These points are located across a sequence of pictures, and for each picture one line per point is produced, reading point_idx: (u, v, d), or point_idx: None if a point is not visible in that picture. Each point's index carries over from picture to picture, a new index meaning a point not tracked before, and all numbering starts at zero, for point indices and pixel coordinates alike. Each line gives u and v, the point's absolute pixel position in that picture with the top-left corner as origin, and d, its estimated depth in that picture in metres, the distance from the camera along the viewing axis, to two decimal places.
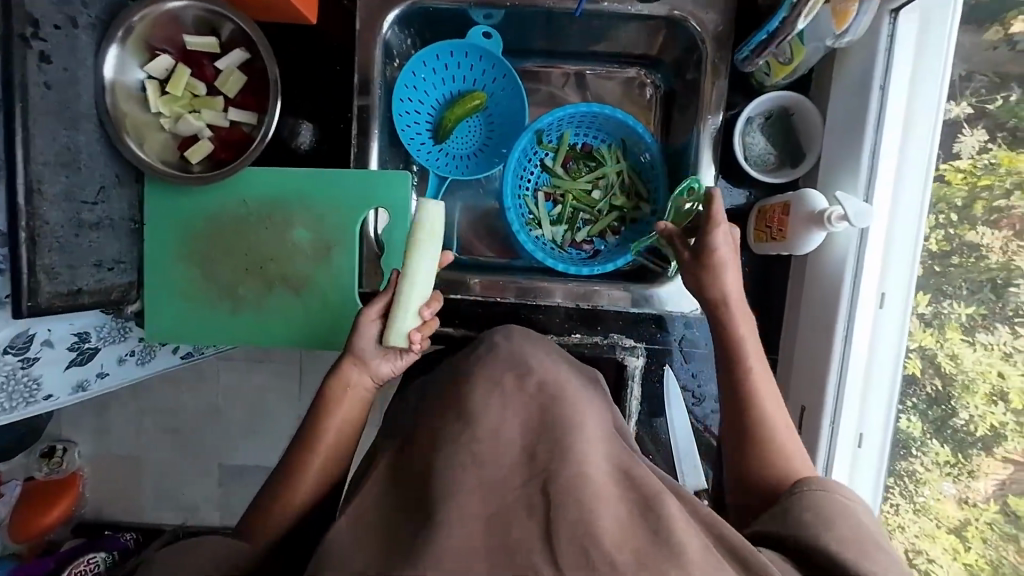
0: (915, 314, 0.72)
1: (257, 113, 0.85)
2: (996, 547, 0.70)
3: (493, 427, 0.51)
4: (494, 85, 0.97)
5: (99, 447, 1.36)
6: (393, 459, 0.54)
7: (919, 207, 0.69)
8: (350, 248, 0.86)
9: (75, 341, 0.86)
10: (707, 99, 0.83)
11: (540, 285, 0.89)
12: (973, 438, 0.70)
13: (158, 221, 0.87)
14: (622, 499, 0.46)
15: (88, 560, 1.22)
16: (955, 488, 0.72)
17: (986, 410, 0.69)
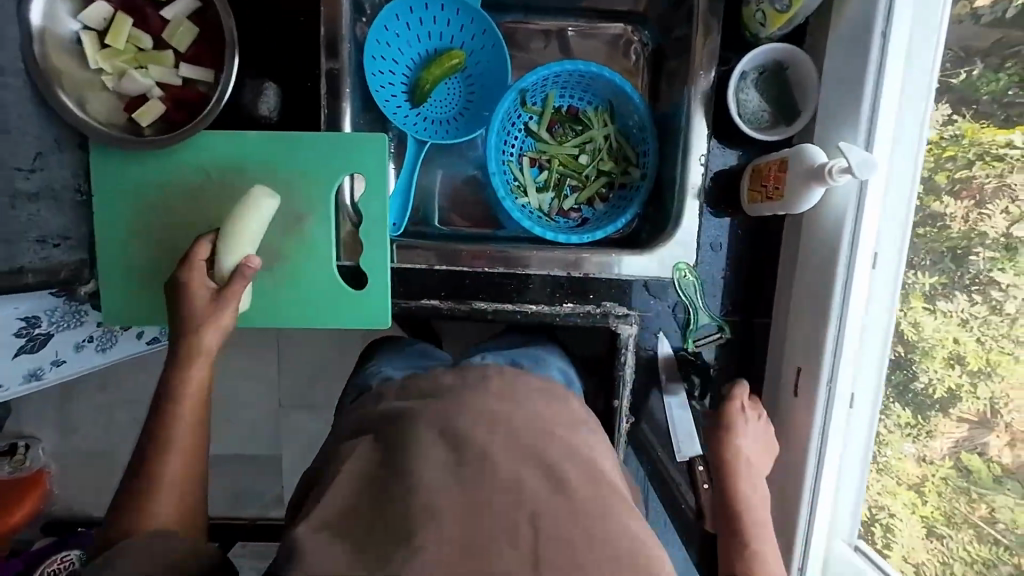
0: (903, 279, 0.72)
1: (212, 69, 0.77)
2: (951, 500, 0.71)
3: (481, 447, 0.54)
4: (472, 41, 0.91)
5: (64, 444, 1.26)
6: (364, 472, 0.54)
7: (914, 162, 0.69)
8: (323, 218, 0.79)
9: (21, 326, 0.79)
10: (699, 54, 0.79)
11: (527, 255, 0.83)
12: (932, 400, 0.71)
13: (106, 191, 0.79)
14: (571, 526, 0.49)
15: (63, 558, 1.15)
16: (915, 447, 0.73)
17: (944, 373, 0.70)
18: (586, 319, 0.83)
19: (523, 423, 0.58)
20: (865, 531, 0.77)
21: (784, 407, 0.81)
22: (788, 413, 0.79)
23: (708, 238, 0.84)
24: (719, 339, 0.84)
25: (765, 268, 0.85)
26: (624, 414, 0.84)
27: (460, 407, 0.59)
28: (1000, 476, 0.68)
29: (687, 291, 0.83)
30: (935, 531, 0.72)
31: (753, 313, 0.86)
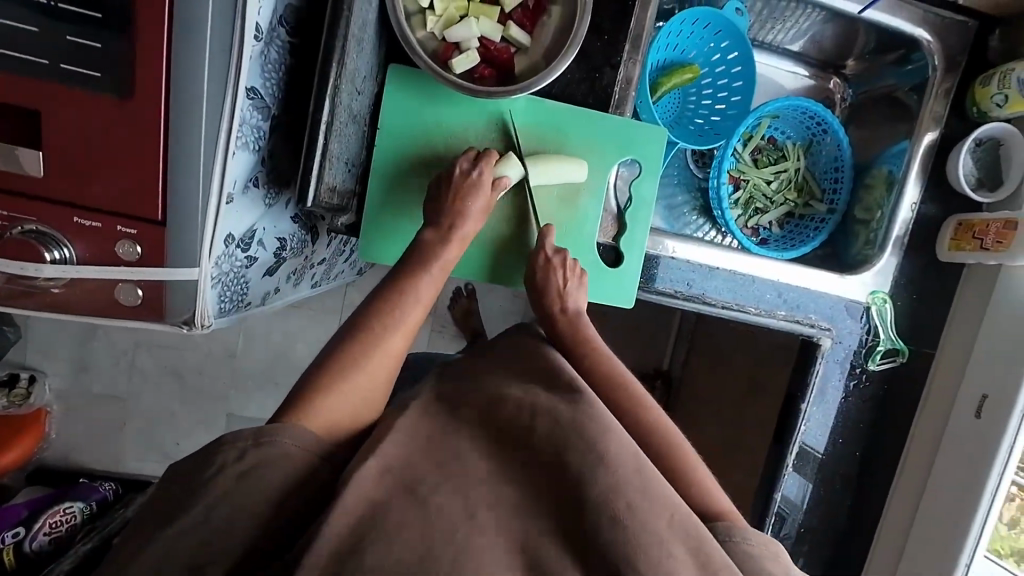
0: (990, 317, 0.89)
1: (530, 34, 0.78)
2: None
3: (522, 432, 0.61)
4: (709, 59, 1.01)
5: (69, 383, 1.46)
6: (492, 435, 0.62)
7: (979, 255, 0.88)
8: (597, 194, 0.86)
9: (278, 247, 0.77)
10: (926, 116, 0.94)
11: (750, 262, 0.94)
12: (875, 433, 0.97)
13: (393, 129, 0.81)
14: (566, 484, 0.56)
15: (65, 511, 1.30)
16: (997, 481, 0.83)
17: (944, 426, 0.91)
18: (798, 326, 0.94)
19: (533, 399, 0.65)
20: (997, 552, 0.85)
21: (948, 436, 0.91)
22: (960, 437, 0.89)
23: (900, 274, 0.96)
24: (895, 362, 0.97)
25: (934, 311, 0.97)
26: (806, 417, 0.97)
27: (500, 394, 0.67)
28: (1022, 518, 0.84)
29: (879, 316, 0.95)
30: (1009, 562, 0.84)
31: (920, 343, 0.98)
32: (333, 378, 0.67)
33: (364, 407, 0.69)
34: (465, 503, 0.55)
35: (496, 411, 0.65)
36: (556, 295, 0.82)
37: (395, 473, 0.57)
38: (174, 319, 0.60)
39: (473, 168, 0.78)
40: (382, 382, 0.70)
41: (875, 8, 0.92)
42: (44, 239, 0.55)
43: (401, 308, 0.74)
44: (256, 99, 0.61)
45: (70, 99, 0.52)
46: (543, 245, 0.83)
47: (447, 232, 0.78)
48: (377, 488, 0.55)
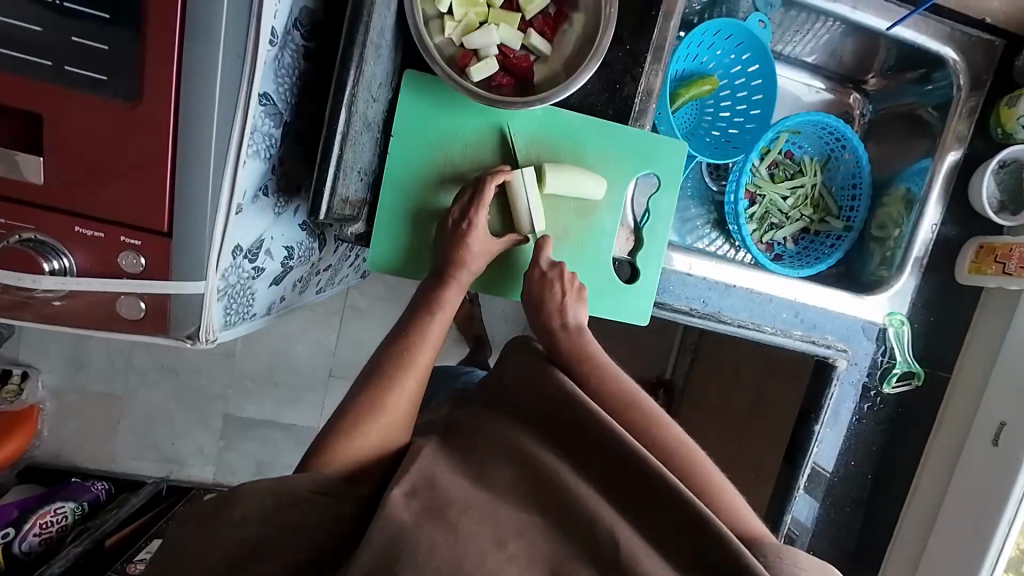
0: (1010, 344, 0.88)
1: (551, 43, 0.76)
2: None
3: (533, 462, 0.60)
4: (729, 71, 0.99)
5: (62, 381, 1.43)
6: (505, 460, 0.62)
7: (1002, 280, 0.87)
8: (614, 208, 0.84)
9: (286, 255, 0.75)
10: (950, 136, 0.92)
11: (764, 290, 0.92)
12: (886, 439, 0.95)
13: (406, 137, 0.78)
14: (580, 527, 0.56)
15: (57, 511, 1.29)
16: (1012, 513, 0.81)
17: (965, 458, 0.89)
18: (815, 347, 0.92)
19: (556, 454, 0.61)
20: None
21: (962, 462, 0.90)
22: (975, 464, 0.88)
23: (917, 296, 0.95)
24: (910, 385, 0.96)
25: (950, 334, 0.96)
26: (818, 439, 0.95)
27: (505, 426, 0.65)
28: None
29: (896, 338, 0.94)
30: None
31: (935, 366, 0.96)
32: (354, 417, 0.67)
33: (393, 437, 0.68)
34: (493, 533, 0.54)
35: (520, 459, 0.61)
36: (584, 350, 0.75)
37: (420, 497, 0.56)
38: (178, 333, 0.57)
39: (465, 219, 0.76)
40: (399, 417, 0.69)
41: (903, 25, 0.90)
42: (43, 248, 0.52)
43: (410, 349, 0.72)
44: (269, 106, 0.58)
45: (74, 103, 0.49)
46: (554, 293, 0.78)
47: (445, 279, 0.76)
48: (407, 512, 0.54)
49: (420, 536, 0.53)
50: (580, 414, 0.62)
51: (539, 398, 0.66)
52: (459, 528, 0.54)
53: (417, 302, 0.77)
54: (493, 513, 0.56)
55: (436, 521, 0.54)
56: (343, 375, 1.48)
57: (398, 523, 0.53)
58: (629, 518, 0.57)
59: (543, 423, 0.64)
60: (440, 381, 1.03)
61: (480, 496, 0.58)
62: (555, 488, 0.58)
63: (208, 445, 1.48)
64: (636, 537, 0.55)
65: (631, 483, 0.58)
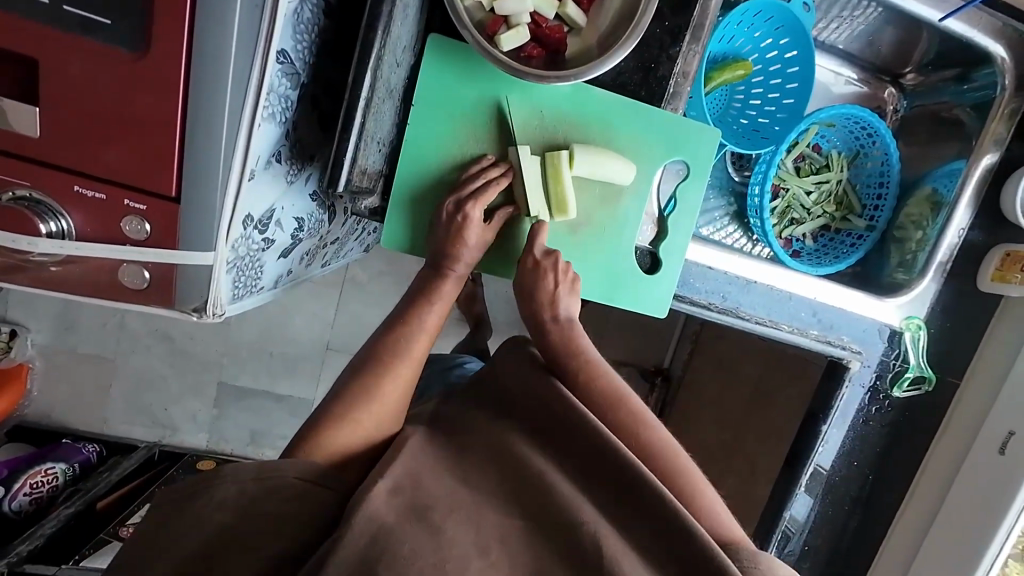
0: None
1: (587, 14, 0.72)
2: None
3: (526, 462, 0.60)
4: (764, 55, 0.94)
5: (53, 340, 1.39)
6: (499, 455, 0.61)
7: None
8: (641, 195, 0.81)
9: (296, 227, 0.71)
10: (987, 138, 0.90)
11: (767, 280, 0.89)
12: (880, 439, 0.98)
13: (426, 109, 0.74)
14: (566, 520, 0.55)
15: (48, 473, 1.27)
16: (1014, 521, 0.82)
17: (969, 465, 0.90)
18: (830, 347, 0.91)
19: (537, 444, 0.62)
20: None
21: (964, 466, 0.91)
22: (982, 470, 0.88)
23: (935, 301, 0.94)
24: (920, 390, 0.96)
25: (964, 340, 0.95)
26: (823, 439, 0.95)
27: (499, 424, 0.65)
28: None
29: (911, 342, 0.93)
30: None
31: (947, 372, 0.96)
32: (346, 406, 0.65)
33: (386, 428, 0.67)
34: (477, 538, 0.53)
35: (502, 452, 0.62)
36: (546, 303, 0.75)
37: (404, 497, 0.55)
38: (184, 306, 0.54)
39: (460, 212, 0.72)
40: (390, 408, 0.67)
41: (955, 17, 0.85)
42: (39, 208, 0.48)
43: (404, 339, 0.70)
44: (287, 65, 0.53)
45: (75, 49, 0.44)
46: (533, 248, 0.75)
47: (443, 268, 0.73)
48: (389, 510, 0.53)
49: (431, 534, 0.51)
50: (565, 412, 0.63)
51: (527, 399, 0.66)
52: (443, 531, 0.52)
53: (414, 291, 0.74)
54: (475, 518, 0.55)
55: (427, 522, 0.52)
56: (340, 348, 1.45)
57: (382, 521, 0.51)
58: (601, 508, 0.57)
59: (527, 415, 0.65)
60: (433, 374, 0.99)
61: (462, 493, 0.57)
62: (532, 478, 0.59)
63: (201, 413, 1.46)
64: (609, 529, 0.55)
65: (606, 479, 0.58)
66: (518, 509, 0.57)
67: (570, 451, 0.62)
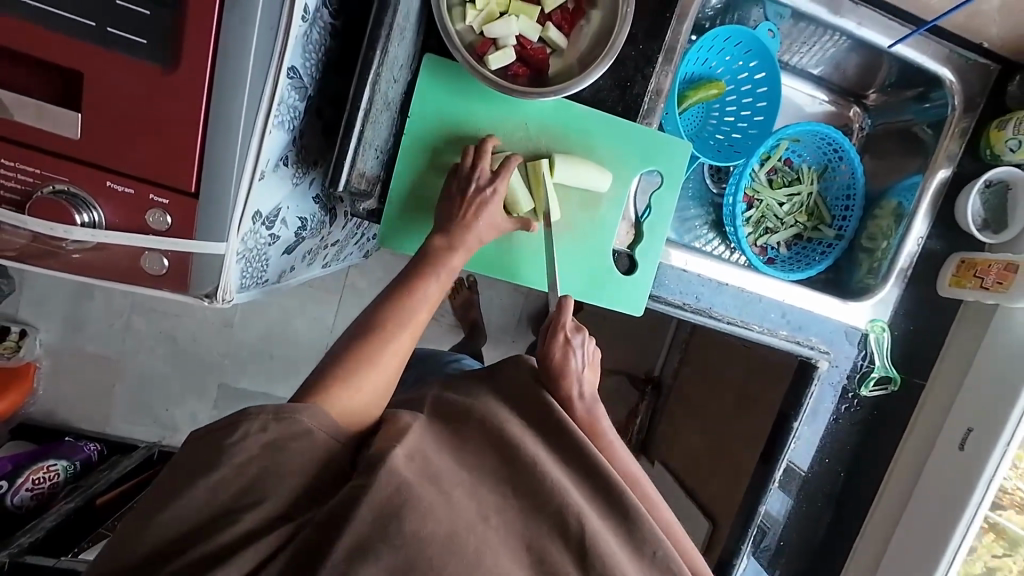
0: (982, 355, 0.92)
1: (567, 37, 0.79)
2: (1005, 554, 0.89)
3: (513, 444, 0.65)
4: (736, 76, 1.02)
5: (60, 341, 1.45)
6: (485, 437, 0.66)
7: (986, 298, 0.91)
8: (618, 201, 0.87)
9: (299, 226, 0.77)
10: (941, 153, 0.97)
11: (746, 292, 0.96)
12: (851, 438, 1.03)
13: (421, 121, 0.81)
14: (546, 497, 0.61)
15: (49, 469, 1.31)
16: (975, 513, 0.86)
17: (933, 461, 0.95)
18: (798, 347, 0.97)
19: (532, 435, 0.67)
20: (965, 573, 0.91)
21: (929, 462, 0.95)
22: (944, 467, 0.92)
23: (898, 306, 1.00)
24: (886, 390, 1.01)
25: (928, 342, 1.00)
26: (795, 436, 1.00)
27: (494, 414, 0.69)
28: (992, 543, 0.90)
29: (876, 343, 0.98)
30: None
31: (911, 373, 1.01)
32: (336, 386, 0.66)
33: (375, 402, 0.69)
34: (479, 507, 0.59)
35: (496, 437, 0.66)
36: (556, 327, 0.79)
37: (417, 462, 0.59)
38: (198, 291, 0.60)
39: (489, 186, 0.78)
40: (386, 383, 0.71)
41: (904, 43, 0.93)
42: (74, 200, 0.55)
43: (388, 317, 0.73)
44: (296, 79, 0.61)
45: (114, 63, 0.51)
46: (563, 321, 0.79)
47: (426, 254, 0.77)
48: (407, 470, 0.57)
49: (415, 499, 0.56)
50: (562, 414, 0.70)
51: (527, 402, 0.72)
52: (450, 494, 0.58)
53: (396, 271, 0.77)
54: (477, 491, 0.61)
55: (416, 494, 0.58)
56: None
57: (402, 478, 0.56)
58: (586, 497, 0.63)
59: (522, 416, 0.70)
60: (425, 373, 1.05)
61: (463, 472, 0.62)
62: (525, 463, 0.63)
63: (201, 413, 1.50)
64: (594, 517, 0.60)
65: (592, 477, 0.64)
66: (508, 485, 0.62)
67: (563, 452, 0.67)
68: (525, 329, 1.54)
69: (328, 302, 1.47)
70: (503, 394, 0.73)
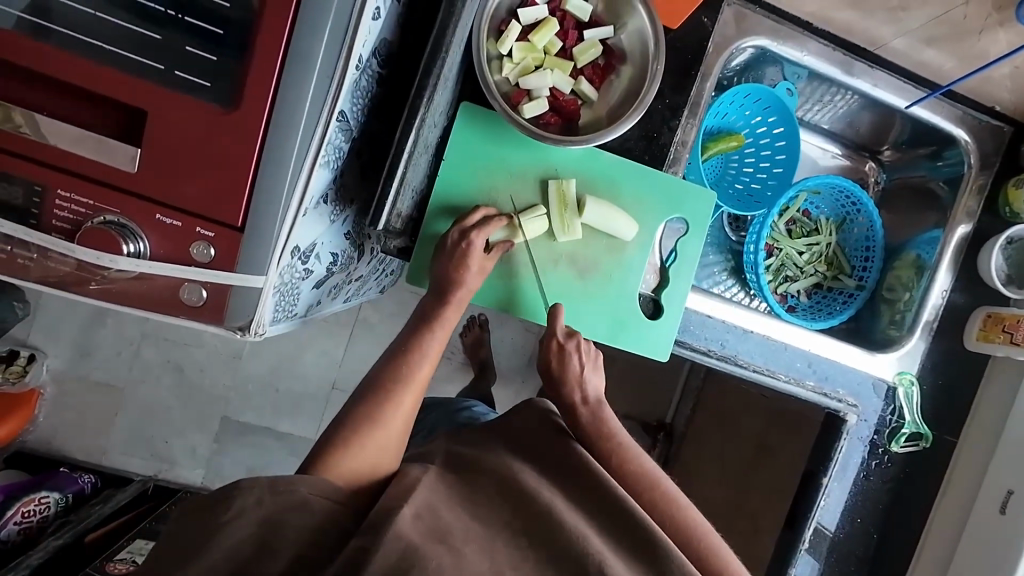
0: (1017, 412, 0.90)
1: (598, 90, 0.83)
2: None
3: (530, 490, 0.64)
4: (755, 131, 1.05)
5: (66, 368, 1.43)
6: (502, 484, 0.65)
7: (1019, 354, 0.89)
8: (644, 246, 0.88)
9: (331, 261, 0.78)
10: (961, 209, 0.98)
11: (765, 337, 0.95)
12: (881, 498, 0.98)
13: (454, 165, 0.84)
14: (570, 546, 0.58)
15: (41, 501, 1.27)
16: None
17: (971, 525, 0.91)
18: (825, 399, 0.95)
19: (548, 485, 0.66)
20: None
21: (969, 525, 0.91)
22: (988, 535, 0.88)
23: (925, 359, 0.98)
24: (918, 446, 0.98)
25: (957, 399, 0.98)
26: (824, 492, 0.96)
27: (510, 464, 0.68)
28: None
29: (906, 397, 0.96)
30: None
31: (942, 430, 0.98)
32: (353, 431, 0.69)
33: (383, 461, 0.69)
34: (492, 563, 0.56)
35: (510, 485, 0.65)
36: (551, 339, 0.82)
37: (425, 520, 0.57)
38: (231, 323, 0.60)
39: (465, 240, 0.79)
40: (394, 436, 0.71)
41: (920, 104, 0.95)
42: (124, 231, 0.56)
43: (410, 364, 0.76)
44: (344, 122, 0.63)
45: (177, 102, 0.54)
46: (556, 330, 0.82)
47: (446, 297, 0.80)
48: (414, 531, 0.54)
49: (429, 554, 0.53)
50: (577, 460, 0.69)
51: (543, 449, 0.71)
52: (462, 553, 0.55)
53: (417, 320, 0.81)
54: (493, 545, 0.58)
55: (442, 543, 0.55)
56: (346, 387, 1.48)
57: (408, 541, 0.53)
58: (608, 541, 0.60)
59: (538, 460, 0.70)
60: (440, 416, 1.02)
61: (476, 528, 0.59)
62: (540, 509, 0.61)
63: (202, 447, 1.47)
64: (617, 562, 0.57)
65: (614, 519, 0.62)
66: (525, 535, 0.60)
67: (581, 495, 0.65)
68: (537, 370, 1.51)
69: (339, 336, 1.46)
70: (519, 440, 0.73)
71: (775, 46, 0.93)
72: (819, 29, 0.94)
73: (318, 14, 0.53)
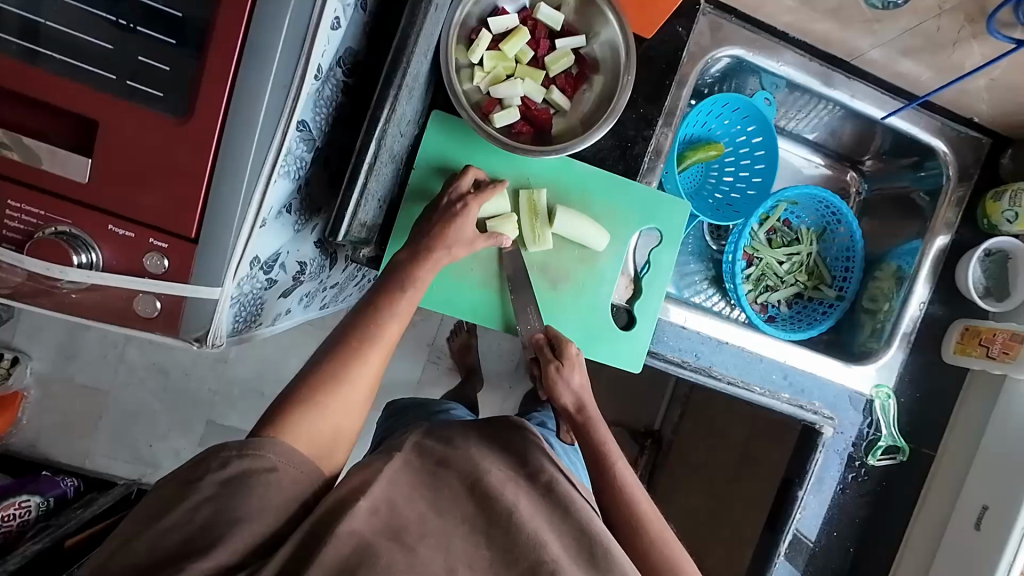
0: (993, 425, 0.90)
1: (571, 100, 0.82)
2: None
3: (495, 492, 0.62)
4: (734, 139, 1.04)
5: (49, 371, 1.43)
6: (468, 485, 0.63)
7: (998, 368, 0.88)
8: (617, 255, 0.88)
9: (298, 270, 0.78)
10: (939, 220, 0.98)
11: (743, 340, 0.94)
12: (859, 510, 0.97)
13: (425, 174, 0.83)
14: (525, 554, 0.57)
15: (21, 505, 1.25)
16: None
17: (947, 540, 0.90)
18: (802, 412, 0.93)
19: (515, 484, 0.64)
20: None
21: (946, 539, 0.90)
22: (963, 550, 0.87)
23: (903, 370, 0.97)
24: (894, 460, 0.97)
25: (935, 411, 0.98)
26: (801, 505, 0.95)
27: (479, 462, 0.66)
28: None
29: (882, 410, 0.95)
30: None
31: (920, 443, 0.98)
32: (313, 400, 0.66)
33: (343, 432, 0.67)
34: (446, 559, 0.56)
35: (475, 484, 0.63)
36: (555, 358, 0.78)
37: (382, 515, 0.56)
38: (188, 334, 0.60)
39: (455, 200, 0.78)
40: (354, 412, 0.69)
41: (897, 115, 0.96)
42: (75, 241, 0.55)
43: (378, 324, 0.73)
44: (305, 132, 0.63)
45: (129, 112, 0.53)
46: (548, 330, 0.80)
47: (418, 255, 0.77)
48: (367, 526, 0.54)
49: (380, 551, 0.53)
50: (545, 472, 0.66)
51: (516, 451, 0.69)
52: (415, 552, 0.54)
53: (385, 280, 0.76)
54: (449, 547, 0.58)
55: (396, 544, 0.54)
56: None
57: (361, 536, 0.53)
58: (567, 549, 0.59)
59: (509, 460, 0.68)
60: (417, 416, 1.00)
61: (434, 521, 0.58)
62: (503, 513, 0.60)
63: (184, 450, 1.46)
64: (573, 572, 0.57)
65: (576, 531, 0.61)
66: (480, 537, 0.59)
67: (546, 502, 0.64)
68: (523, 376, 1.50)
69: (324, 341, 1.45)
70: (494, 440, 0.71)
71: (751, 56, 0.93)
72: (795, 38, 0.94)
73: (272, 22, 0.53)
